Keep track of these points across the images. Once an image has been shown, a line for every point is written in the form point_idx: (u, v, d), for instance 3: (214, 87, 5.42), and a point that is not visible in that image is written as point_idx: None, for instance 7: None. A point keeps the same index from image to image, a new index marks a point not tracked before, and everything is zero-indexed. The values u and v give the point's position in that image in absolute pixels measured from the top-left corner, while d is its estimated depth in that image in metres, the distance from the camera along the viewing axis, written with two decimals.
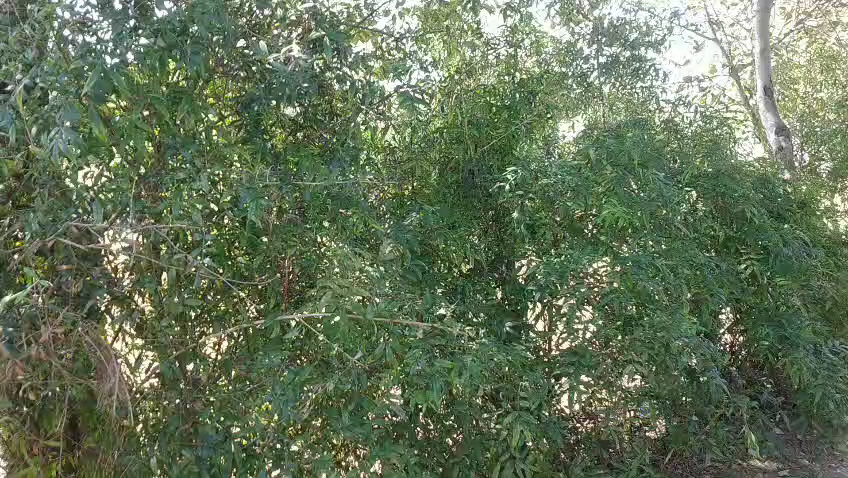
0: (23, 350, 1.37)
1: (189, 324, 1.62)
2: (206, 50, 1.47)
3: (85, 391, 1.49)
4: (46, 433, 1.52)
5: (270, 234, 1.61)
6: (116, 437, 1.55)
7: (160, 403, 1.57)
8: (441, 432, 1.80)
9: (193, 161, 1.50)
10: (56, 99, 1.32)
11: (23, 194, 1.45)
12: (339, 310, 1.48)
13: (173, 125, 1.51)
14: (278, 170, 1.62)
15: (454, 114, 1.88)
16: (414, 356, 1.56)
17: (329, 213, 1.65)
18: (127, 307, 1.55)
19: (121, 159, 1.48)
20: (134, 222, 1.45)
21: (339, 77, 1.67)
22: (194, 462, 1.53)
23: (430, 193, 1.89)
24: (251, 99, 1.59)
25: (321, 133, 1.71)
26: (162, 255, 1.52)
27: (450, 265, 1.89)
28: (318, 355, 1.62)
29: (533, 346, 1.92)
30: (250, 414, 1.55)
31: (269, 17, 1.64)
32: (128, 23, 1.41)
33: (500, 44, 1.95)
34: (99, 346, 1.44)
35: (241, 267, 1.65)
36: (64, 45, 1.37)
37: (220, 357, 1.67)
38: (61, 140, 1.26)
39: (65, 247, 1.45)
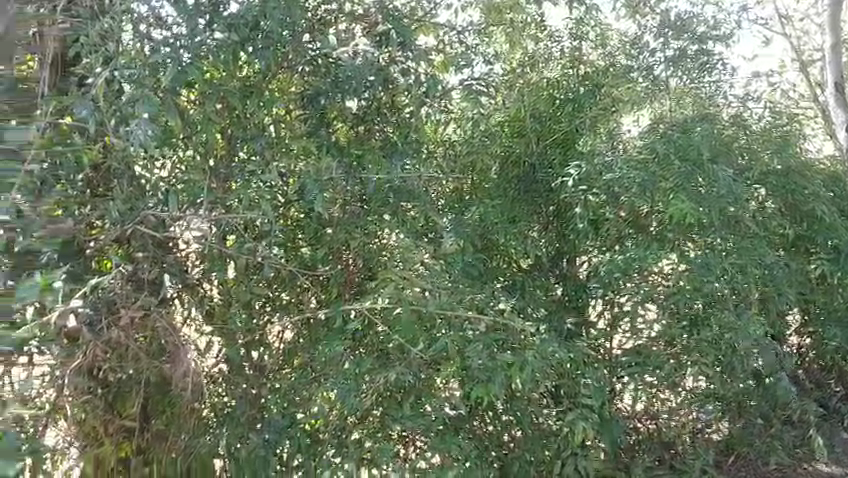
0: (104, 332, 1.46)
1: (254, 312, 1.66)
2: (277, 45, 1.54)
3: (158, 375, 1.55)
4: (122, 414, 1.59)
5: (334, 226, 1.64)
6: (187, 420, 1.62)
7: (227, 388, 1.65)
8: (498, 426, 1.79)
9: (262, 153, 1.57)
10: (131, 94, 1.40)
11: (101, 186, 1.50)
12: (401, 301, 1.54)
13: (247, 120, 1.57)
14: (342, 164, 1.63)
15: (517, 109, 1.87)
16: (472, 352, 1.55)
17: (391, 207, 1.65)
18: (197, 295, 1.60)
19: (192, 152, 1.54)
20: (206, 212, 1.52)
21: (402, 71, 1.68)
22: (260, 446, 1.61)
23: (488, 189, 1.88)
24: (317, 92, 1.62)
25: (376, 129, 1.70)
26: (232, 246, 1.56)
27: (508, 261, 1.88)
28: (377, 347, 1.61)
29: (594, 344, 1.90)
30: (313, 401, 1.60)
31: (336, 11, 1.66)
32: (199, 20, 1.48)
33: (563, 37, 1.95)
34: (171, 331, 1.50)
35: (305, 257, 1.66)
36: (140, 39, 1.46)
37: (281, 347, 1.68)
38: (140, 131, 1.36)
39: (139, 235, 1.51)
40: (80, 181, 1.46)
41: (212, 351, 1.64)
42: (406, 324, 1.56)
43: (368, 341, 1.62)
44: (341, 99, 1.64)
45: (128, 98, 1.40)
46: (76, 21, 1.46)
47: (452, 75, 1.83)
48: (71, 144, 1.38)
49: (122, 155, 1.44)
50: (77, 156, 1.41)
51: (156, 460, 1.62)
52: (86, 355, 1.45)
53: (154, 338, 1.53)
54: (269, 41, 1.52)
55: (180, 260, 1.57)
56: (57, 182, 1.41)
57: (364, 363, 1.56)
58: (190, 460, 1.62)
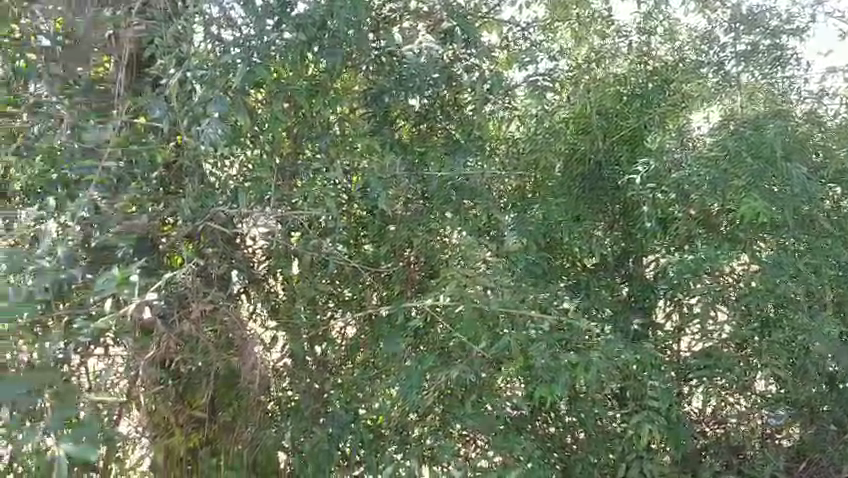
0: (176, 325, 1.49)
1: (318, 307, 1.68)
2: (343, 45, 1.55)
3: (226, 368, 1.58)
4: (191, 405, 1.62)
5: (397, 223, 1.65)
6: (254, 412, 1.65)
7: (292, 382, 1.67)
8: (561, 427, 1.78)
9: (327, 151, 1.59)
10: (202, 94, 1.44)
11: (173, 185, 1.54)
12: (464, 300, 1.53)
13: (314, 119, 1.59)
14: (405, 162, 1.64)
15: (582, 107, 1.82)
16: (535, 351, 1.53)
17: (454, 204, 1.65)
18: (263, 291, 1.65)
19: (260, 150, 1.58)
20: (272, 208, 1.55)
21: (467, 68, 1.69)
22: (325, 439, 1.63)
23: (552, 187, 1.85)
24: (381, 91, 1.63)
25: (443, 126, 1.71)
26: (297, 243, 1.59)
27: (572, 260, 1.86)
28: (437, 346, 1.61)
29: (663, 345, 1.86)
30: (376, 397, 1.63)
31: (400, 9, 1.67)
32: (267, 21, 1.50)
33: (632, 32, 1.90)
34: (237, 327, 1.55)
35: (368, 254, 1.68)
36: (211, 41, 1.49)
37: (345, 343, 1.70)
38: (210, 129, 1.40)
39: (210, 232, 1.55)
40: (154, 179, 1.51)
41: (277, 346, 1.65)
42: (470, 321, 1.54)
43: (431, 338, 1.62)
44: (406, 97, 1.64)
45: (202, 96, 1.43)
46: (150, 22, 1.53)
47: (515, 71, 1.87)
48: (146, 143, 1.49)
49: (194, 154, 1.48)
50: (151, 155, 1.48)
51: (223, 451, 1.67)
52: (158, 346, 1.49)
53: (223, 332, 1.55)
54: (335, 40, 1.53)
55: (247, 256, 1.62)
56: (133, 180, 1.47)
57: (427, 359, 1.55)
58: (256, 452, 1.67)
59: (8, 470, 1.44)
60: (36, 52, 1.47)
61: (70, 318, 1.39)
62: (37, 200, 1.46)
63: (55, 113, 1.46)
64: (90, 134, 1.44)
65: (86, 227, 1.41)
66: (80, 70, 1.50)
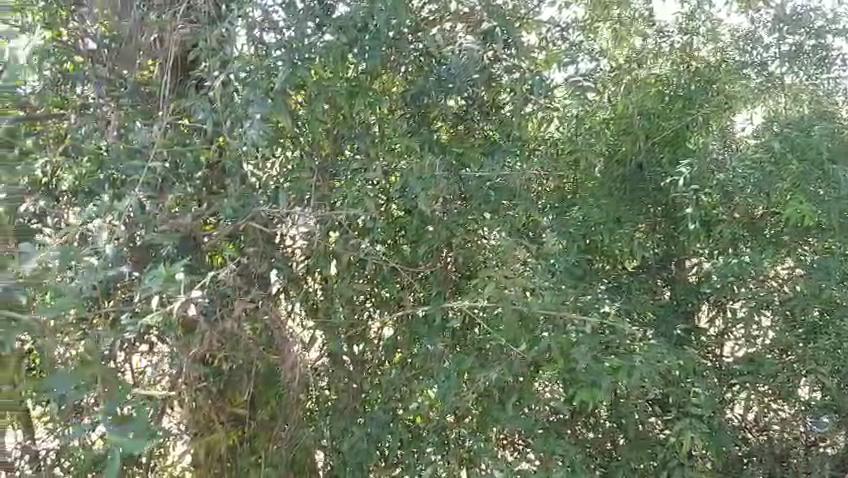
0: (219, 323, 1.48)
1: (358, 305, 1.69)
2: (383, 46, 1.54)
3: (267, 365, 1.60)
4: (232, 402, 1.63)
5: (436, 223, 1.63)
6: (293, 411, 1.65)
7: (330, 381, 1.68)
8: (603, 432, 1.77)
9: (365, 152, 1.60)
10: (243, 95, 1.46)
11: (215, 186, 1.55)
12: (502, 301, 1.52)
13: (353, 119, 1.60)
14: (445, 161, 1.62)
15: (624, 105, 1.81)
16: (578, 356, 1.51)
17: (493, 205, 1.64)
18: (302, 291, 1.66)
19: (299, 150, 1.59)
20: (313, 208, 1.57)
21: (506, 69, 1.68)
22: (362, 438, 1.64)
23: (591, 188, 1.83)
24: (421, 90, 1.62)
25: (476, 129, 1.70)
26: (336, 244, 1.59)
27: (613, 262, 1.84)
28: (476, 347, 1.61)
29: (703, 349, 1.84)
30: (415, 397, 1.63)
31: (440, 10, 1.65)
32: (307, 24, 1.51)
33: (673, 32, 1.87)
34: (278, 327, 1.58)
35: (406, 256, 1.66)
36: (254, 42, 1.51)
37: (381, 342, 1.69)
38: (252, 130, 1.43)
39: (253, 231, 1.56)
40: (197, 179, 1.53)
41: (315, 344, 1.66)
42: (509, 324, 1.54)
43: (473, 338, 1.62)
44: (439, 100, 1.64)
45: (245, 96, 1.46)
46: (195, 26, 1.54)
47: (557, 72, 1.81)
48: (189, 143, 1.52)
49: (237, 154, 1.50)
50: (195, 156, 1.50)
51: (262, 449, 1.68)
52: (203, 343, 1.47)
53: (262, 331, 1.57)
54: (378, 42, 1.52)
55: (286, 255, 1.61)
56: (177, 180, 1.50)
57: (465, 360, 1.55)
58: (295, 451, 1.68)
59: (55, 464, 1.48)
60: (83, 55, 1.55)
61: (117, 314, 1.41)
62: (84, 199, 1.50)
63: (101, 115, 1.53)
64: (137, 137, 1.48)
65: (130, 227, 1.44)
66: (126, 73, 1.57)
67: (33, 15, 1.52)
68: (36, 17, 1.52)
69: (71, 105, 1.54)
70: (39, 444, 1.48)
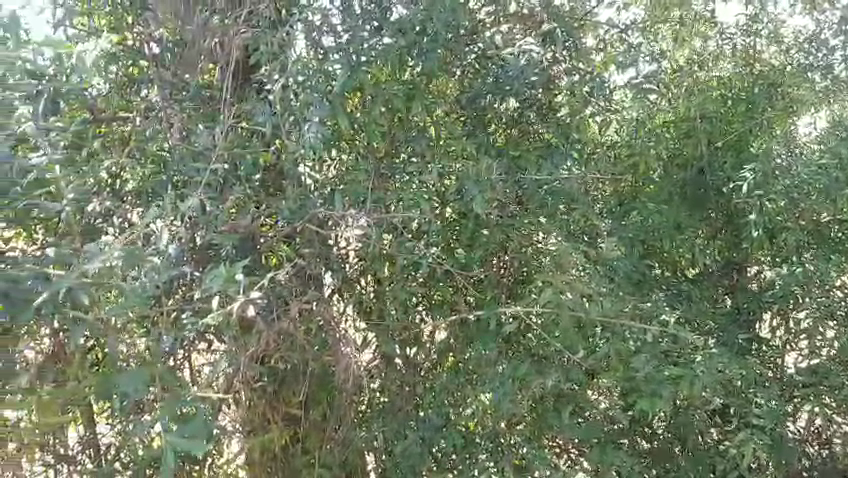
0: (276, 323, 1.48)
1: (411, 308, 1.67)
2: (439, 47, 1.52)
3: (321, 365, 1.60)
4: (287, 401, 1.65)
5: (491, 227, 1.60)
6: (346, 412, 1.66)
7: (382, 384, 1.68)
8: (662, 443, 1.72)
9: (421, 155, 1.59)
10: (303, 98, 1.46)
11: (273, 186, 1.58)
12: (560, 307, 1.50)
13: (410, 121, 1.59)
14: (502, 164, 1.60)
15: (685, 108, 1.76)
16: (640, 364, 1.51)
17: (548, 209, 1.63)
18: (355, 293, 1.65)
19: (354, 152, 1.59)
20: (368, 211, 1.53)
21: (566, 70, 1.65)
22: (415, 442, 1.64)
23: (651, 192, 1.78)
24: (477, 93, 1.61)
25: (535, 131, 1.67)
26: (390, 246, 1.56)
27: (673, 268, 1.81)
28: (532, 353, 1.58)
29: (764, 359, 1.82)
30: (467, 402, 1.62)
31: (497, 12, 1.64)
32: (365, 27, 1.52)
33: (735, 34, 1.82)
34: (331, 328, 1.56)
35: (461, 257, 1.62)
36: (312, 45, 1.51)
37: (434, 346, 1.67)
38: (310, 133, 1.43)
39: (310, 232, 1.56)
40: (256, 181, 1.55)
41: (368, 346, 1.66)
42: (565, 330, 1.52)
43: (531, 345, 1.58)
44: (492, 104, 1.63)
45: (304, 99, 1.46)
46: (255, 29, 1.56)
47: (616, 74, 1.74)
48: (248, 146, 1.54)
49: (294, 156, 1.50)
50: (254, 158, 1.52)
51: (315, 449, 1.69)
52: (259, 343, 1.48)
53: (317, 331, 1.56)
54: (435, 44, 1.51)
55: (341, 257, 1.61)
56: (237, 182, 1.53)
57: (521, 367, 1.52)
58: (348, 451, 1.69)
59: (116, 458, 1.50)
60: (148, 59, 1.58)
61: (178, 312, 1.42)
62: (148, 200, 1.52)
63: (165, 117, 1.55)
64: (199, 140, 1.51)
65: (191, 227, 1.45)
66: (188, 77, 1.60)
67: (100, 19, 1.56)
68: (102, 21, 1.56)
69: (136, 108, 1.56)
70: (100, 440, 1.51)
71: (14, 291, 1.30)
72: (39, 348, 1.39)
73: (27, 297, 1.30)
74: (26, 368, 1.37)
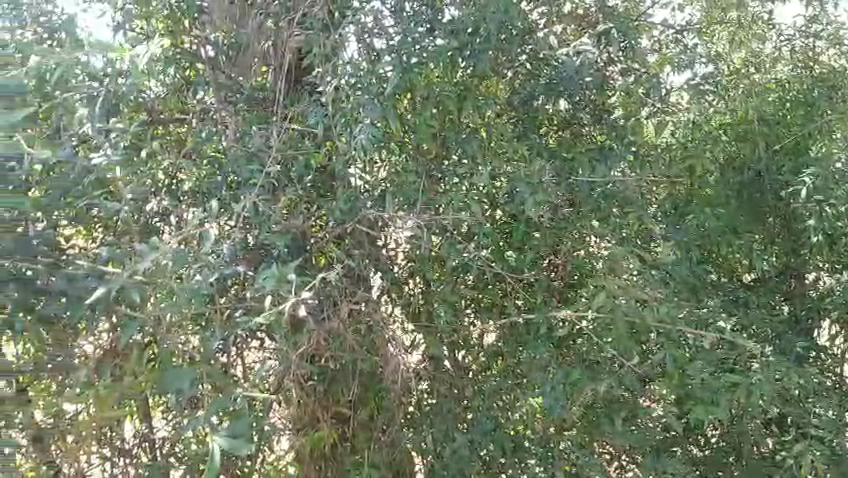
0: (325, 322, 1.49)
1: (461, 310, 1.64)
2: (490, 48, 1.51)
3: (370, 365, 1.59)
4: (336, 400, 1.65)
5: (543, 230, 1.58)
6: (395, 413, 1.64)
7: (431, 385, 1.65)
8: (715, 451, 1.71)
9: (472, 156, 1.55)
10: (356, 99, 1.45)
11: (324, 188, 1.58)
12: (614, 311, 1.48)
13: (461, 123, 1.56)
14: (555, 166, 1.57)
15: (744, 111, 1.72)
16: (695, 373, 1.51)
17: (602, 211, 1.60)
18: (404, 294, 1.64)
19: (404, 154, 1.57)
20: (419, 213, 1.53)
21: (621, 71, 1.64)
22: (465, 446, 1.60)
23: (709, 194, 1.73)
24: (531, 94, 1.60)
25: (588, 131, 1.66)
26: (442, 249, 1.55)
27: (730, 272, 1.80)
28: (585, 356, 1.56)
29: (823, 367, 1.79)
30: (518, 405, 1.61)
31: (549, 13, 1.62)
32: (418, 28, 1.50)
33: (795, 36, 1.78)
34: (382, 328, 1.56)
35: (510, 260, 1.60)
36: (364, 48, 1.49)
37: (483, 350, 1.66)
38: (362, 135, 1.43)
39: (359, 233, 1.57)
40: (308, 182, 1.56)
41: (416, 348, 1.64)
42: (620, 335, 1.50)
43: (582, 350, 1.56)
44: (543, 103, 1.60)
45: (354, 100, 1.45)
46: (308, 32, 1.55)
47: (676, 74, 1.71)
48: (300, 147, 1.54)
49: (344, 158, 1.51)
50: (307, 160, 1.54)
51: (363, 449, 1.68)
52: (309, 342, 1.49)
53: (366, 331, 1.57)
54: (488, 44, 1.50)
55: (390, 258, 1.61)
56: (290, 182, 1.54)
57: (573, 373, 1.50)
58: (396, 452, 1.68)
59: (171, 454, 1.53)
60: (203, 61, 1.60)
61: (231, 310, 1.44)
62: (203, 201, 1.52)
63: (219, 119, 1.58)
64: (252, 141, 1.53)
65: (245, 228, 1.48)
66: (242, 79, 1.63)
67: (159, 22, 1.58)
68: (161, 24, 1.58)
69: (190, 110, 1.60)
70: (154, 435, 1.53)
71: (71, 289, 1.31)
72: (97, 344, 1.40)
73: (83, 297, 1.31)
74: (85, 363, 1.38)
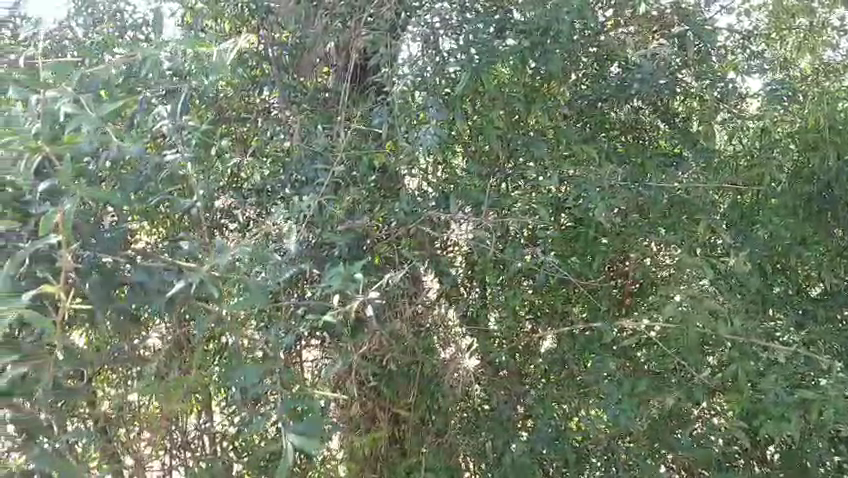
0: (387, 323, 1.47)
1: (523, 315, 1.63)
2: (558, 49, 1.50)
3: (429, 369, 1.57)
4: (396, 402, 1.62)
5: (609, 234, 1.57)
6: (450, 415, 1.62)
7: (489, 391, 1.61)
8: (776, 470, 1.66)
9: (541, 159, 1.53)
10: (423, 98, 1.47)
11: (385, 188, 1.56)
12: (687, 324, 1.46)
13: (526, 125, 1.56)
14: (628, 170, 1.56)
15: (816, 118, 1.63)
16: (767, 386, 1.48)
17: (670, 219, 1.58)
18: (461, 299, 1.61)
19: (467, 158, 1.57)
20: (483, 215, 1.48)
21: (697, 74, 1.61)
22: (527, 453, 1.55)
23: (776, 204, 1.65)
24: (596, 96, 1.58)
25: (646, 132, 1.64)
26: (507, 250, 1.52)
27: (798, 285, 1.72)
28: (653, 367, 1.56)
29: None
30: (581, 411, 1.57)
31: (612, 17, 1.60)
32: (489, 29, 1.46)
33: None
34: (443, 328, 1.58)
35: (577, 266, 1.58)
36: (438, 50, 1.47)
37: (543, 358, 1.61)
38: (428, 136, 1.42)
39: (421, 233, 1.53)
40: (371, 182, 1.54)
41: (474, 353, 1.59)
42: (689, 345, 1.48)
43: (646, 360, 1.57)
44: (605, 106, 1.59)
45: (417, 102, 1.47)
46: (374, 32, 1.54)
47: (755, 78, 1.66)
48: (364, 148, 1.54)
49: (409, 159, 1.49)
50: (369, 159, 1.52)
51: (413, 453, 1.64)
52: (370, 342, 1.47)
53: (425, 333, 1.56)
54: (558, 45, 1.48)
55: (448, 261, 1.57)
56: (352, 182, 1.53)
57: (639, 385, 1.49)
58: (451, 458, 1.63)
59: (230, 449, 1.53)
60: (270, 61, 1.60)
61: (294, 307, 1.44)
62: (267, 199, 1.55)
63: (283, 118, 1.58)
64: (318, 139, 1.53)
65: (308, 227, 1.46)
66: (303, 80, 1.64)
67: (227, 23, 1.60)
68: (229, 25, 1.61)
69: (255, 108, 1.61)
70: (212, 427, 1.53)
71: (151, 285, 1.26)
72: (164, 335, 1.42)
73: (163, 291, 1.27)
74: (152, 358, 1.40)
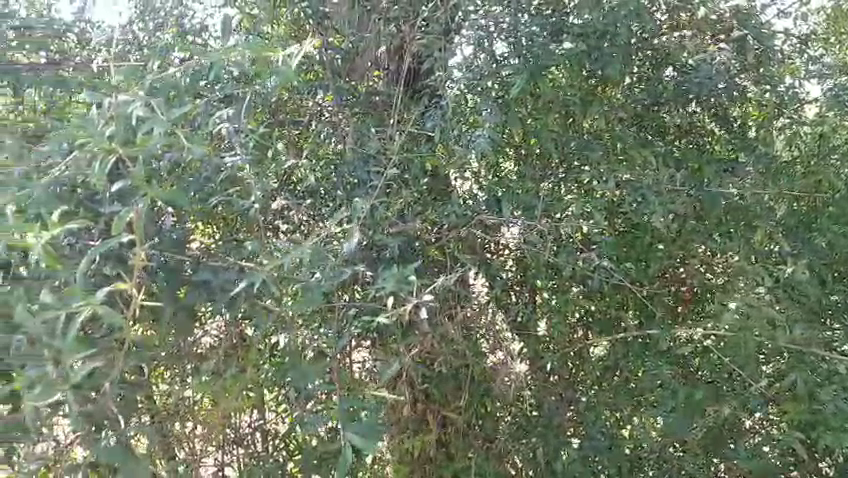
0: (438, 326, 1.48)
1: (577, 321, 1.63)
2: (614, 49, 1.48)
3: (479, 372, 1.56)
4: (443, 405, 1.60)
5: (667, 242, 1.57)
6: (501, 420, 1.62)
7: (540, 398, 1.61)
8: None
9: (597, 164, 1.51)
10: (475, 101, 1.49)
11: (437, 191, 1.56)
12: (744, 331, 1.45)
13: (578, 125, 1.56)
14: (684, 171, 1.55)
15: None
16: (826, 396, 1.46)
17: (724, 226, 1.57)
18: (507, 302, 1.59)
19: (515, 161, 1.57)
20: (536, 220, 1.48)
21: (757, 80, 1.58)
22: (579, 460, 1.58)
23: (835, 211, 1.58)
24: (653, 99, 1.56)
25: (702, 134, 1.62)
26: (560, 254, 1.51)
27: None
28: (708, 376, 1.55)
29: None
30: (632, 417, 1.58)
31: (668, 20, 1.59)
32: (545, 33, 1.48)
33: None
34: (493, 331, 1.56)
35: (632, 273, 1.56)
36: (495, 52, 1.50)
37: (595, 364, 1.62)
38: (482, 139, 1.43)
39: (472, 237, 1.53)
40: (424, 185, 1.53)
41: (524, 357, 1.60)
42: (748, 354, 1.47)
43: (702, 367, 1.55)
44: (662, 110, 1.58)
45: (472, 104, 1.49)
46: (426, 37, 1.55)
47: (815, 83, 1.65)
48: (417, 151, 1.54)
49: (462, 163, 1.49)
50: (422, 162, 1.52)
51: (456, 456, 1.63)
52: (421, 344, 1.47)
53: (475, 335, 1.55)
54: (615, 47, 1.48)
55: (500, 265, 1.58)
56: (404, 185, 1.53)
57: (695, 395, 1.48)
58: (500, 464, 1.63)
59: (284, 447, 1.56)
60: (321, 64, 1.59)
61: (345, 309, 1.44)
62: (321, 200, 1.57)
63: (336, 121, 1.59)
64: (371, 142, 1.55)
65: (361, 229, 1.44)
66: (356, 83, 1.63)
67: (281, 27, 1.61)
68: (283, 28, 1.61)
69: (306, 111, 1.60)
70: (264, 425, 1.55)
71: (214, 281, 1.31)
72: (217, 333, 1.44)
73: (226, 291, 1.33)
74: (214, 355, 1.44)
